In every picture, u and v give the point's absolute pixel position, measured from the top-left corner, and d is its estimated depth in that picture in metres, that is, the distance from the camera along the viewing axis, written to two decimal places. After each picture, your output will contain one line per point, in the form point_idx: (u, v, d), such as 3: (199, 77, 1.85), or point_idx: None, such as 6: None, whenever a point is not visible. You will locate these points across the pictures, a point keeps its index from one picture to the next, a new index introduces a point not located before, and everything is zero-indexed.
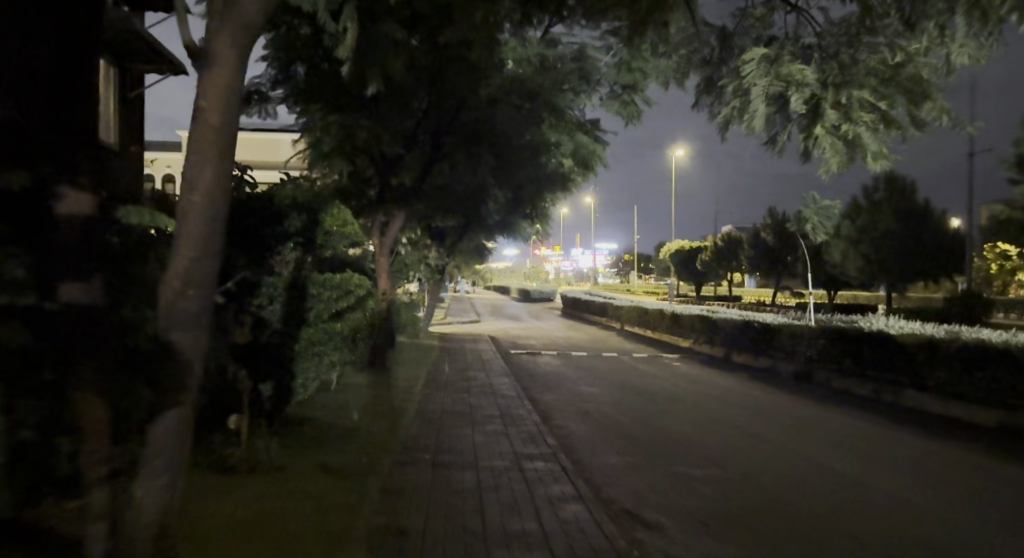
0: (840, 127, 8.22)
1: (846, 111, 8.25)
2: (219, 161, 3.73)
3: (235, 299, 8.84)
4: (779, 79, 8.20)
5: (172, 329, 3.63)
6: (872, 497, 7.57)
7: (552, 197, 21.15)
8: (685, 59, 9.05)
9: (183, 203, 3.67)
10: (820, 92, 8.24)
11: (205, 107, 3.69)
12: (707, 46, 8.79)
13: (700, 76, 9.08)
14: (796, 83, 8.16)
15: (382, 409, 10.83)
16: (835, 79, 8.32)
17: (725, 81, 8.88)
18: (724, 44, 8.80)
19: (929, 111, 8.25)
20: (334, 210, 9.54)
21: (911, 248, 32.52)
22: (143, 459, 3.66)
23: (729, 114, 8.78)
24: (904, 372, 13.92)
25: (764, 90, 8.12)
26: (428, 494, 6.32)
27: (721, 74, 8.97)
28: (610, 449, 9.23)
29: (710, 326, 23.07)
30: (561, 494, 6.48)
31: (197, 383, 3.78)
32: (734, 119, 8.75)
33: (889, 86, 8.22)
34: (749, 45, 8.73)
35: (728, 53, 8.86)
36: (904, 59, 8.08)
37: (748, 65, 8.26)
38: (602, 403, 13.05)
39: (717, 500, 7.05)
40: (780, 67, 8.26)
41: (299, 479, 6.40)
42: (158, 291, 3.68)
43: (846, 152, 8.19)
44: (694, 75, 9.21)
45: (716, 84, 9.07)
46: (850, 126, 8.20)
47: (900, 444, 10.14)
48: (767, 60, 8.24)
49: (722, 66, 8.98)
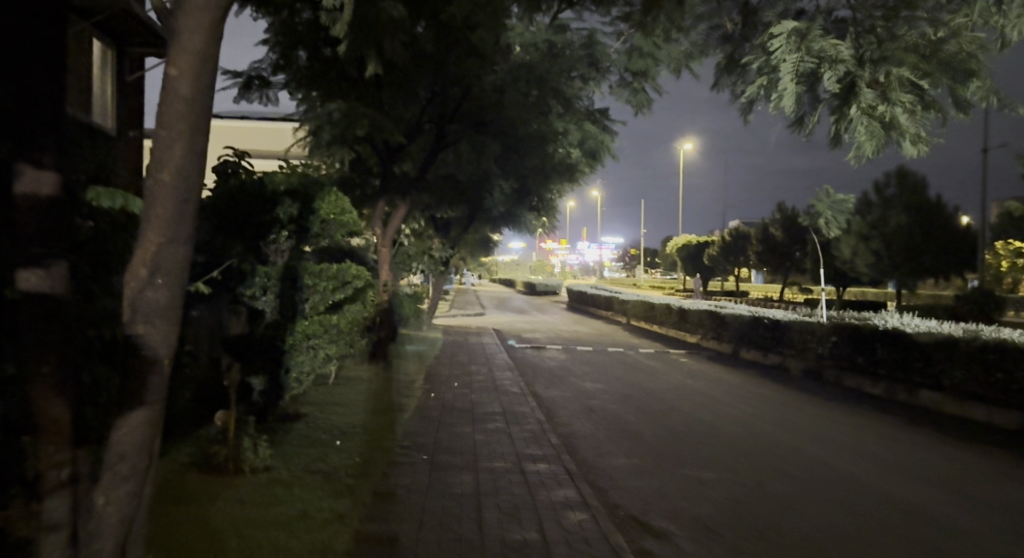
0: (877, 109, 6.55)
1: (884, 90, 6.70)
2: (192, 135, 3.35)
3: (223, 287, 8.51)
4: (810, 55, 6.60)
5: (138, 321, 3.29)
6: (887, 502, 7.21)
7: (557, 187, 20.74)
8: (707, 36, 8.34)
9: (150, 183, 3.31)
10: (856, 69, 6.68)
11: (175, 75, 3.33)
12: (729, 21, 8.08)
13: (722, 54, 8.16)
14: (829, 59, 6.58)
15: (380, 405, 10.56)
16: (869, 55, 6.91)
17: (748, 59, 7.47)
18: (749, 18, 7.97)
19: (975, 91, 6.93)
20: (329, 197, 9.09)
21: (924, 245, 31.82)
22: (106, 465, 3.28)
23: (752, 95, 7.20)
24: (918, 371, 13.52)
25: (794, 66, 6.48)
26: (424, 498, 6.00)
27: (744, 51, 8.00)
28: (616, 450, 8.85)
29: (717, 321, 22.67)
30: (565, 499, 6.15)
31: (167, 381, 3.42)
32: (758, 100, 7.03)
33: (930, 63, 6.83)
34: (775, 19, 7.75)
35: (753, 30, 8.00)
36: (948, 35, 6.87)
37: (777, 39, 6.67)
38: (607, 400, 12.70)
39: (728, 506, 6.72)
40: (811, 42, 6.66)
41: (288, 482, 6.03)
42: (124, 279, 3.32)
43: (885, 137, 6.51)
44: (716, 55, 8.37)
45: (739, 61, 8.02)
46: (887, 107, 6.58)
47: (918, 447, 9.73)
48: (798, 34, 6.67)
49: (746, 44, 8.07)
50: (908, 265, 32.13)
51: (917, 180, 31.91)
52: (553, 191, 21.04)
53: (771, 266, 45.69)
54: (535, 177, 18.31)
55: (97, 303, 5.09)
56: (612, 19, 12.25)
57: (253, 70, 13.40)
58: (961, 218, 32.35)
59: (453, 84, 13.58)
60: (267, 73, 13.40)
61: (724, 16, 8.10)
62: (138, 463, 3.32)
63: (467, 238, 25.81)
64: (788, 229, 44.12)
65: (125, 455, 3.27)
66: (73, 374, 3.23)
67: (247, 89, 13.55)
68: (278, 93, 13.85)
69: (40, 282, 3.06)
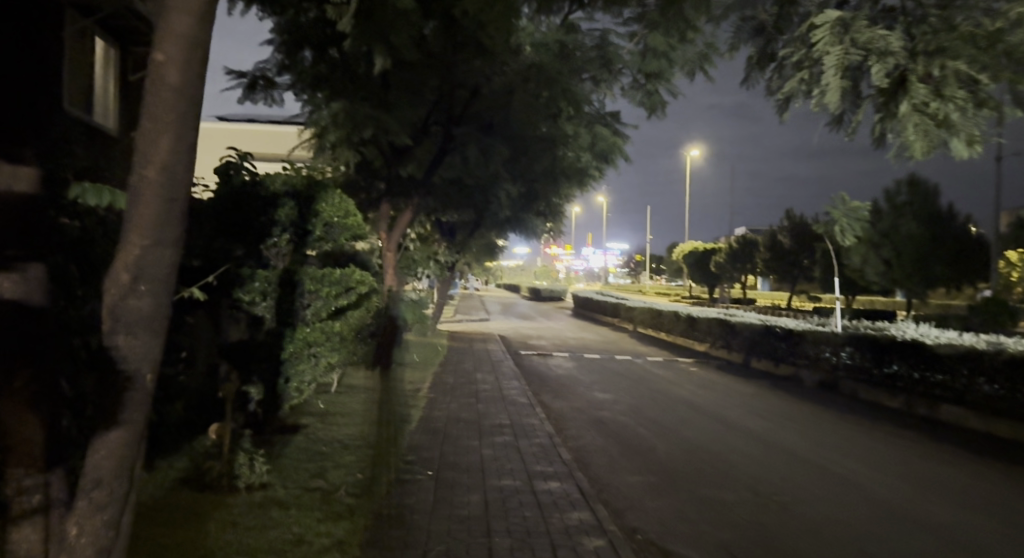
0: (930, 105, 6.02)
1: (938, 86, 6.08)
2: (185, 126, 3.02)
3: (220, 293, 8.08)
4: (857, 48, 6.09)
5: (119, 332, 2.96)
6: (919, 526, 6.77)
7: (567, 192, 20.39)
8: (738, 29, 7.63)
9: (135, 180, 2.97)
10: (905, 63, 6.17)
11: (163, 60, 2.99)
12: (764, 12, 7.36)
13: (753, 49, 7.58)
14: (877, 51, 6.05)
15: (383, 414, 10.27)
16: (925, 46, 6.21)
17: (785, 52, 6.90)
18: (784, 7, 7.22)
19: None
20: (333, 199, 8.75)
21: (937, 254, 31.18)
22: (79, 494, 2.92)
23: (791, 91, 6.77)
24: (939, 384, 13.11)
25: (839, 59, 6.04)
26: (430, 521, 5.67)
27: (778, 45, 7.34)
28: (629, 466, 8.51)
29: (728, 330, 22.25)
30: (579, 523, 5.80)
31: (152, 399, 3.10)
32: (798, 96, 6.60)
33: (990, 57, 6.05)
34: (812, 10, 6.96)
35: (788, 21, 7.29)
36: (1009, 25, 6.07)
37: (819, 30, 6.23)
38: (618, 411, 12.37)
39: (749, 530, 6.34)
40: (857, 34, 6.13)
41: (285, 503, 5.69)
42: (105, 285, 3.00)
43: (934, 137, 5.98)
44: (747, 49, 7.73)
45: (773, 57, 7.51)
46: (940, 105, 6.02)
47: (943, 466, 9.32)
48: (843, 25, 6.20)
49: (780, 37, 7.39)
50: (919, 274, 31.61)
51: (929, 188, 31.45)
52: (562, 196, 20.68)
53: (779, 274, 45.17)
54: (544, 181, 17.96)
55: (86, 308, 4.79)
56: (625, 20, 12.02)
57: (258, 70, 13.15)
58: (975, 227, 31.71)
59: (459, 87, 13.37)
60: (272, 74, 13.13)
61: (757, 7, 7.37)
62: (116, 491, 2.97)
63: (474, 243, 25.47)
64: (797, 236, 43.92)
65: (102, 480, 2.93)
66: (52, 385, 3.16)
67: (252, 89, 13.28)
68: (283, 94, 13.57)
69: (13, 289, 2.83)
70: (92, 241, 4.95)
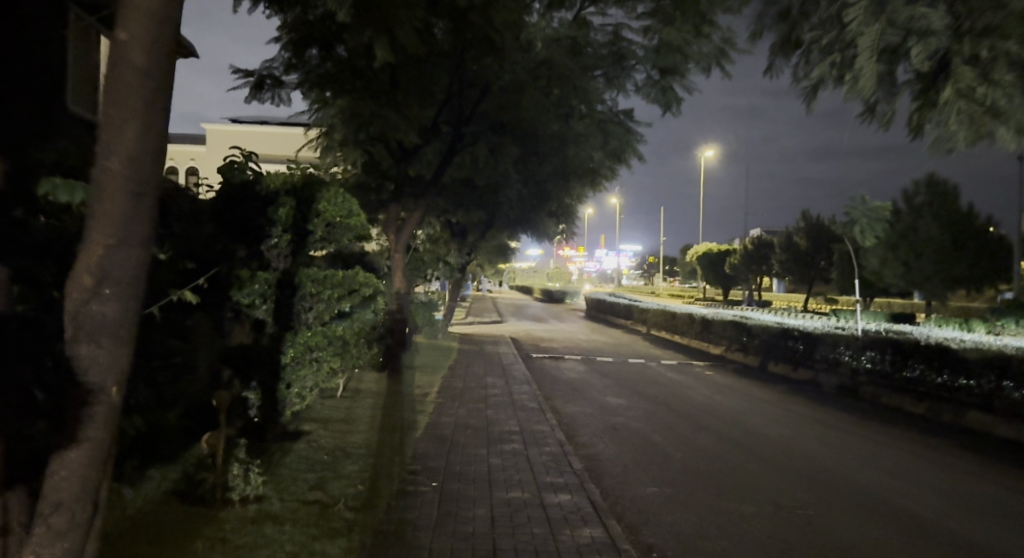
0: (978, 91, 5.62)
1: (987, 69, 5.68)
2: (151, 110, 2.74)
3: (218, 296, 7.86)
4: (895, 27, 5.62)
5: (82, 340, 2.68)
6: (953, 543, 6.33)
7: (579, 192, 20.09)
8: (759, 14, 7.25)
9: (98, 172, 2.70)
10: (951, 44, 5.73)
11: (125, 40, 2.72)
12: None
13: (776, 36, 7.20)
14: (918, 31, 5.56)
15: (389, 421, 10.02)
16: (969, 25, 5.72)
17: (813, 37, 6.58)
18: None
19: None
20: (333, 198, 8.51)
21: (957, 256, 30.58)
22: (37, 518, 2.65)
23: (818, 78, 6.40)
24: (965, 390, 12.64)
25: (874, 40, 5.60)
26: (433, 538, 5.37)
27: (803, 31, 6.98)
28: (644, 477, 8.20)
29: (743, 333, 21.84)
30: (590, 541, 5.47)
31: (120, 414, 2.82)
32: (828, 83, 6.24)
33: None
34: None
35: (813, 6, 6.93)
36: None
37: (853, 10, 5.79)
38: (632, 417, 12.03)
39: (770, 548, 5.94)
40: (895, 12, 5.63)
41: (279, 517, 5.43)
42: (67, 288, 2.73)
43: (977, 126, 5.62)
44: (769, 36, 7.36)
45: (798, 43, 7.13)
46: (989, 90, 5.62)
47: (974, 477, 8.89)
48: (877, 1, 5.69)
49: (805, 21, 7.03)
50: (940, 275, 30.92)
51: (948, 188, 30.93)
52: (574, 197, 20.40)
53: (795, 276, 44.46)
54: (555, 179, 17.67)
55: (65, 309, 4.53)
56: (639, 15, 11.70)
57: (264, 69, 12.93)
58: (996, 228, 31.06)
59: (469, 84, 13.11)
60: (279, 72, 12.96)
61: None
62: (78, 516, 2.69)
63: (484, 244, 25.19)
64: (813, 238, 43.35)
65: (61, 504, 2.65)
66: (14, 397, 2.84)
67: (259, 89, 13.04)
68: (290, 93, 13.39)
69: None
70: (60, 237, 4.76)
